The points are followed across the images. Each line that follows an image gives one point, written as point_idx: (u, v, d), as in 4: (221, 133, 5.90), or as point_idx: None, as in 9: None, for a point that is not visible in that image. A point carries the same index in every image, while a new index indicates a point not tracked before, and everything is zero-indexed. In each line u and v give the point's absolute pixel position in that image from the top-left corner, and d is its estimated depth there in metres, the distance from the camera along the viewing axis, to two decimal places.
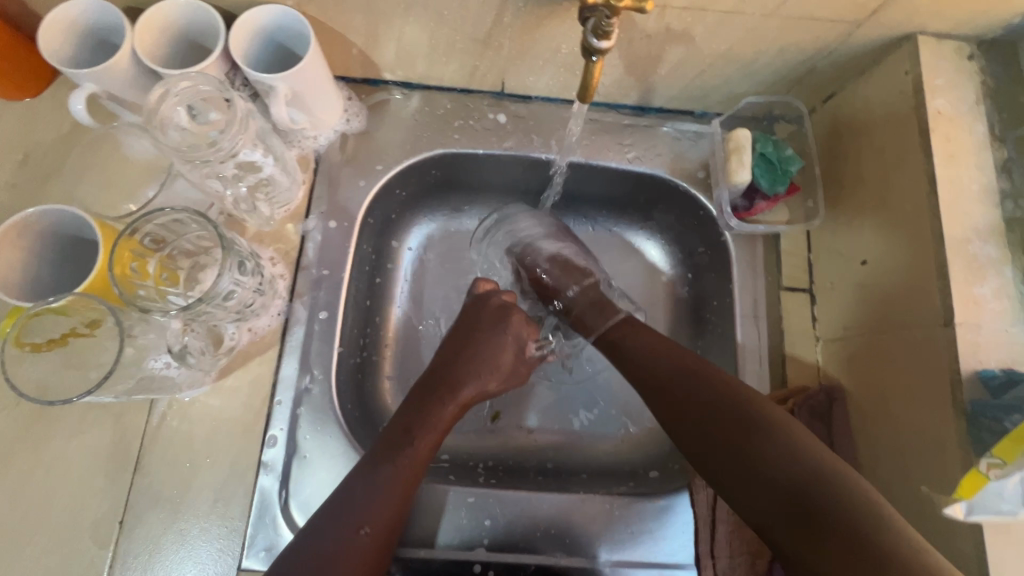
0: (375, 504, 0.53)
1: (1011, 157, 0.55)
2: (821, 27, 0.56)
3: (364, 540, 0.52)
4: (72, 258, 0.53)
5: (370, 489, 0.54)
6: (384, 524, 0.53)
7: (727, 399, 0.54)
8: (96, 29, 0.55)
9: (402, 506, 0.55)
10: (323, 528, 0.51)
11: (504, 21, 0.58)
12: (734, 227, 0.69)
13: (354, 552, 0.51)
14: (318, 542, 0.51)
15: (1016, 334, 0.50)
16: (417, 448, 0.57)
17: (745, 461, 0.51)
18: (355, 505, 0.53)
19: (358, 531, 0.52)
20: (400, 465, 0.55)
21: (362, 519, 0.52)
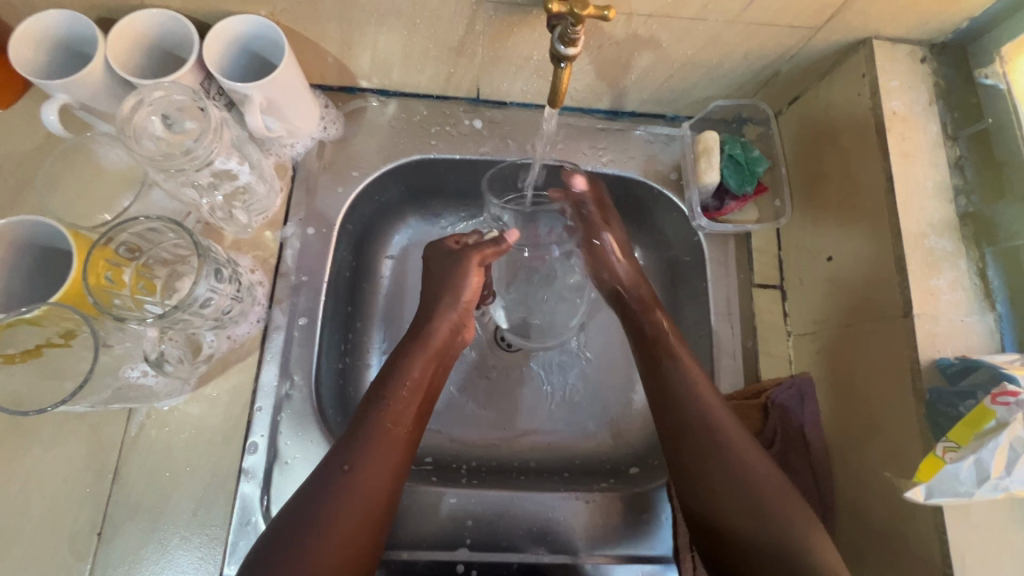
0: (362, 445, 0.53)
1: (964, 155, 0.58)
2: (781, 33, 0.58)
3: (350, 476, 0.51)
4: (45, 271, 0.53)
5: (357, 431, 0.54)
6: (378, 468, 0.52)
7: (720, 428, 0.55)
8: (68, 40, 0.55)
9: (401, 444, 0.55)
10: (315, 478, 0.52)
11: (475, 29, 0.59)
12: (705, 227, 0.70)
13: (347, 489, 0.51)
14: (311, 491, 0.51)
15: (971, 324, 0.52)
16: (400, 386, 0.58)
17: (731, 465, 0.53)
18: (346, 444, 0.53)
19: (342, 470, 0.52)
20: (391, 399, 0.56)
21: (349, 456, 0.52)
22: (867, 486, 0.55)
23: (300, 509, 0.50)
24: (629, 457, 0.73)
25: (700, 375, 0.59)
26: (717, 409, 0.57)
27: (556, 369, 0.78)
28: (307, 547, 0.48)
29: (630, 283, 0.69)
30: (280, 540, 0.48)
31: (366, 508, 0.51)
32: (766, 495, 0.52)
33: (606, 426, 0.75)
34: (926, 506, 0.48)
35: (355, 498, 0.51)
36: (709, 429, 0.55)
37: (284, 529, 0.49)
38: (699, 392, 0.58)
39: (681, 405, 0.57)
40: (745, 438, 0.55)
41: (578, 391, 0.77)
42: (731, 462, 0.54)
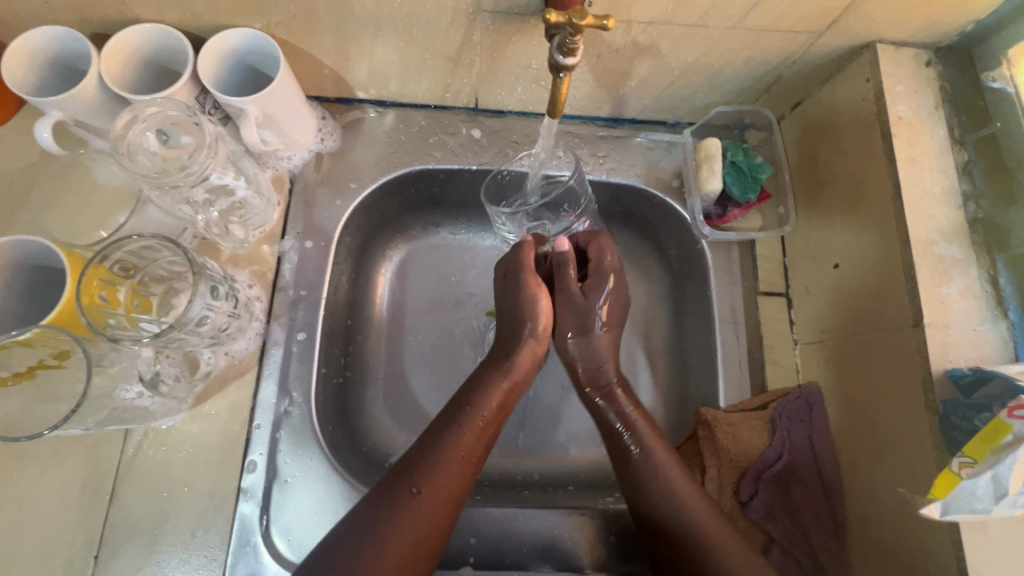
0: (431, 468, 0.53)
1: (972, 160, 0.57)
2: (784, 38, 0.57)
3: (417, 499, 0.51)
4: (39, 289, 0.52)
5: (425, 452, 0.54)
6: (440, 499, 0.52)
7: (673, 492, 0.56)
8: (62, 56, 0.55)
9: (466, 474, 0.54)
10: (381, 491, 0.52)
11: (473, 38, 0.59)
12: (708, 235, 0.69)
13: (412, 510, 0.50)
14: (376, 508, 0.50)
15: (984, 333, 0.51)
16: (474, 414, 0.57)
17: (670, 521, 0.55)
18: (416, 465, 0.53)
19: (410, 492, 0.51)
20: (467, 427, 0.56)
21: (416, 480, 0.52)
22: (877, 500, 0.54)
23: (359, 525, 0.49)
24: None
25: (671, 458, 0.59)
26: (678, 481, 0.57)
27: (560, 380, 0.76)
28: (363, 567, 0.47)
29: (593, 360, 0.66)
30: (331, 555, 0.48)
31: (428, 532, 0.51)
32: (707, 545, 0.53)
33: None
34: (942, 522, 0.46)
35: (419, 522, 0.50)
36: (675, 509, 0.55)
37: (332, 547, 0.49)
38: (659, 471, 0.58)
39: (655, 491, 0.57)
40: (686, 488, 0.56)
41: (581, 401, 0.76)
42: (653, 484, 0.57)
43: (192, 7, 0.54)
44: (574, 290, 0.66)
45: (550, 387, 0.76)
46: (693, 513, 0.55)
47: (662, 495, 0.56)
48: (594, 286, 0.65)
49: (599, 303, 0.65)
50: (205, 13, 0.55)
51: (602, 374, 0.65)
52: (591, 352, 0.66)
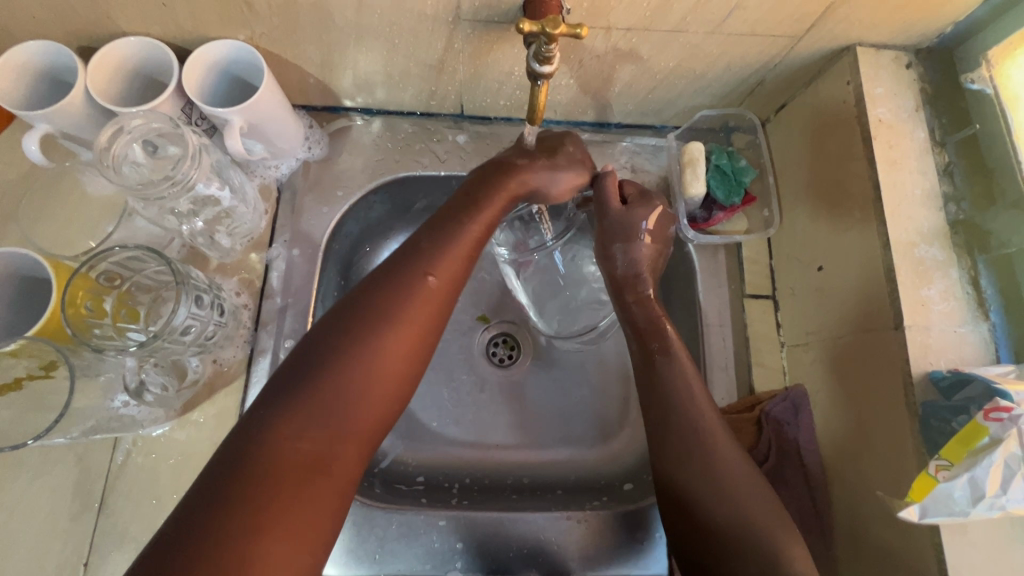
0: (440, 252, 0.50)
1: (953, 161, 0.57)
2: (763, 42, 0.58)
3: (429, 285, 0.48)
4: (26, 301, 0.53)
5: (436, 241, 0.51)
6: (435, 308, 0.48)
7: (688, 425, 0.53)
8: (51, 68, 0.55)
9: (463, 268, 0.51)
10: (399, 272, 0.48)
11: (455, 47, 0.59)
12: (693, 238, 0.69)
13: (422, 296, 0.48)
14: (392, 281, 0.48)
15: (965, 335, 0.51)
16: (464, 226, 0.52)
17: (685, 444, 0.53)
18: (424, 254, 0.50)
19: (426, 278, 0.48)
20: (471, 218, 0.52)
21: (429, 266, 0.49)
22: (862, 503, 0.54)
23: (373, 300, 0.47)
24: (623, 472, 0.72)
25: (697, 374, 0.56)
26: (704, 403, 0.54)
27: (549, 384, 0.76)
28: (378, 345, 0.45)
29: (632, 268, 0.60)
30: (338, 335, 0.45)
31: (431, 322, 0.48)
32: (723, 479, 0.51)
33: (600, 441, 0.74)
34: (922, 525, 0.46)
35: (423, 311, 0.47)
36: (689, 421, 0.54)
37: (343, 318, 0.46)
38: (681, 384, 0.55)
39: (671, 401, 0.55)
40: (710, 417, 0.54)
41: (569, 405, 0.75)
42: (674, 399, 0.55)
43: (176, 21, 0.55)
44: (614, 205, 0.59)
45: (539, 392, 0.76)
46: (705, 439, 0.53)
47: (689, 413, 0.54)
48: (633, 203, 0.60)
49: (644, 219, 0.59)
50: (190, 27, 0.56)
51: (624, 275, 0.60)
52: (619, 254, 0.60)
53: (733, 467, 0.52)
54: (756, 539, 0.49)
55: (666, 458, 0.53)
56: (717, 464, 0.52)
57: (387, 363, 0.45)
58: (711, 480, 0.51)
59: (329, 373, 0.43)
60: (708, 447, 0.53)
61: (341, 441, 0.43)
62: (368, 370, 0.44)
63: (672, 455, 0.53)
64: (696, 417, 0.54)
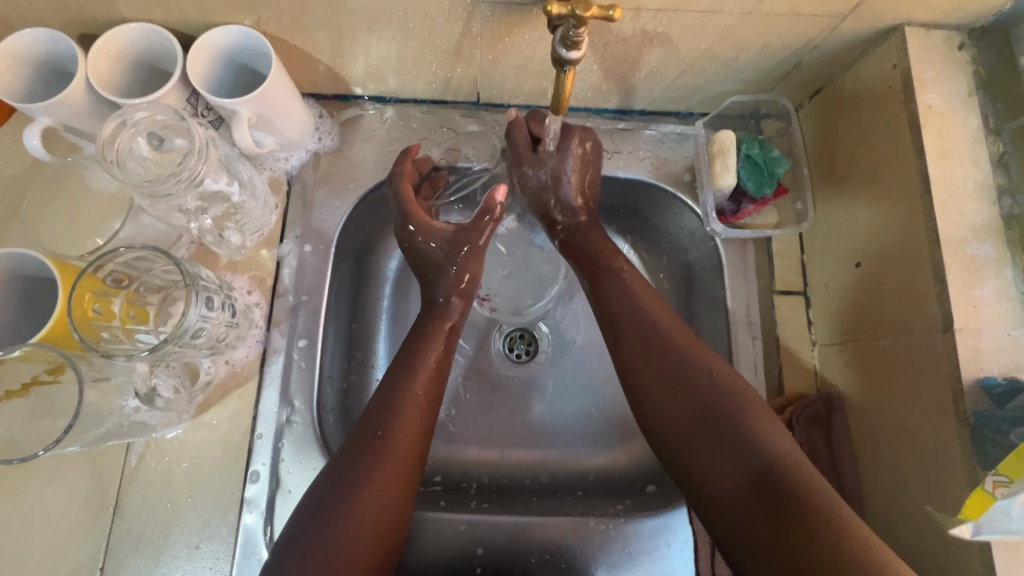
0: (389, 411, 0.53)
1: (1008, 151, 0.53)
2: (803, 23, 0.54)
3: (382, 446, 0.51)
4: (33, 304, 0.51)
5: (386, 402, 0.54)
6: (407, 456, 0.52)
7: (651, 328, 0.56)
8: (50, 58, 0.53)
9: (426, 418, 0.55)
10: (353, 444, 0.51)
11: (472, 31, 0.56)
12: (721, 233, 0.66)
13: (388, 456, 0.51)
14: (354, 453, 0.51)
15: (1019, 338, 0.48)
16: (424, 359, 0.58)
17: (653, 353, 0.55)
18: (376, 413, 0.53)
19: (375, 437, 0.52)
20: (418, 371, 0.57)
21: (378, 424, 0.52)
22: (899, 512, 0.52)
23: (340, 472, 0.50)
24: (645, 473, 0.70)
25: (643, 287, 0.60)
26: (658, 310, 0.58)
27: (568, 382, 0.74)
28: (354, 504, 0.48)
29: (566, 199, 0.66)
30: (319, 509, 0.48)
31: (402, 490, 0.51)
32: (700, 380, 0.52)
33: (621, 440, 0.72)
34: (972, 540, 0.44)
35: (392, 467, 0.51)
36: (640, 321, 0.57)
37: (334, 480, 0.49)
38: (640, 297, 0.59)
39: (626, 312, 0.58)
40: (676, 326, 0.57)
41: (591, 402, 0.73)
42: (637, 307, 0.58)
43: (179, 5, 0.52)
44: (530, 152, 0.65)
45: (558, 391, 0.74)
46: (672, 344, 0.55)
47: (651, 313, 0.57)
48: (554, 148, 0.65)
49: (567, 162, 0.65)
50: (193, 11, 0.52)
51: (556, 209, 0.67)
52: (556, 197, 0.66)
53: (711, 375, 0.53)
54: (761, 452, 0.47)
55: (630, 368, 0.56)
56: (688, 363, 0.53)
57: (364, 527, 0.48)
58: (681, 390, 0.52)
59: (311, 549, 0.46)
60: (678, 346, 0.55)
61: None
62: (340, 546, 0.46)
63: (632, 366, 0.56)
64: (663, 323, 0.57)
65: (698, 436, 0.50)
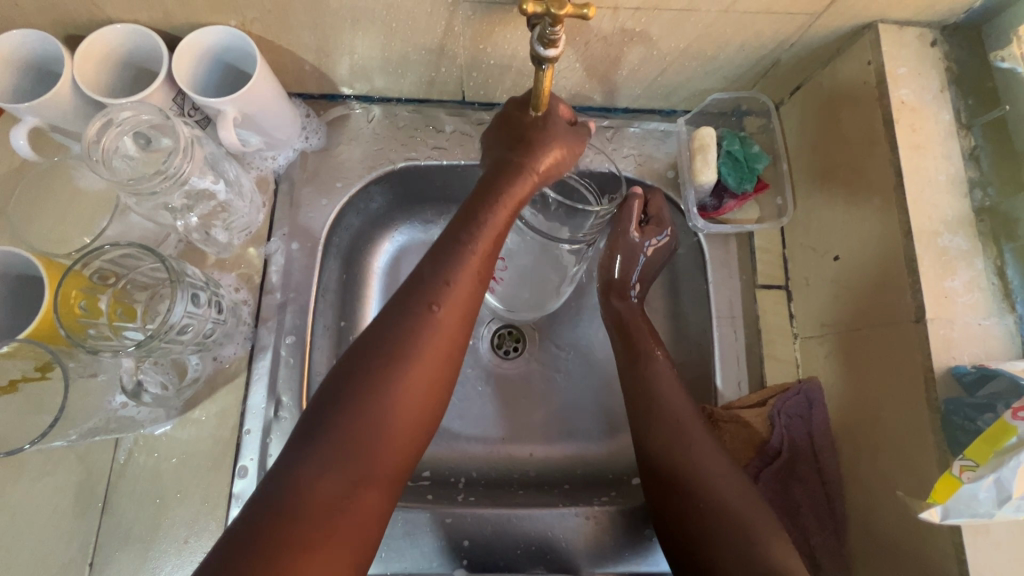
0: (448, 284, 0.47)
1: (979, 145, 0.54)
2: (779, 21, 0.55)
3: (436, 319, 0.46)
4: (19, 302, 0.51)
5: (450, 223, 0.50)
6: (448, 348, 0.47)
7: (671, 421, 0.58)
8: (38, 58, 0.53)
9: (475, 292, 0.49)
10: (398, 312, 0.46)
11: (455, 30, 0.57)
12: (702, 228, 0.67)
13: (438, 313, 0.46)
14: (401, 314, 0.46)
15: (990, 328, 0.49)
16: (475, 236, 0.50)
17: (670, 446, 0.57)
18: (429, 275, 0.48)
19: (430, 308, 0.46)
20: (473, 250, 0.50)
21: (433, 295, 0.47)
22: (877, 501, 0.53)
23: (378, 347, 0.45)
24: (632, 466, 0.70)
25: (672, 377, 0.62)
26: (679, 402, 0.59)
27: (555, 377, 0.75)
28: (392, 381, 0.44)
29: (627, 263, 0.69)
30: (347, 384, 0.44)
31: (446, 365, 0.47)
32: (712, 480, 0.54)
33: (608, 434, 0.73)
34: (943, 525, 0.45)
35: (435, 349, 0.46)
36: (669, 421, 0.58)
37: (370, 356, 0.44)
38: (662, 388, 0.61)
39: (652, 398, 0.60)
40: (694, 417, 0.58)
41: (577, 397, 0.74)
42: (656, 399, 0.60)
43: (164, 7, 0.52)
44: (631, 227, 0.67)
45: (546, 386, 0.75)
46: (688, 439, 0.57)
47: (673, 408, 0.59)
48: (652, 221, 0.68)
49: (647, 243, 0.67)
50: (177, 12, 0.53)
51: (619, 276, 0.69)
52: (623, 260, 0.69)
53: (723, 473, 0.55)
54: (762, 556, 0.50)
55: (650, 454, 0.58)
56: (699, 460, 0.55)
57: (406, 417, 0.44)
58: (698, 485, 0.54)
59: (331, 430, 0.42)
60: (694, 442, 0.57)
61: (365, 486, 0.42)
62: (380, 425, 0.43)
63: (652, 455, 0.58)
64: (681, 415, 0.58)
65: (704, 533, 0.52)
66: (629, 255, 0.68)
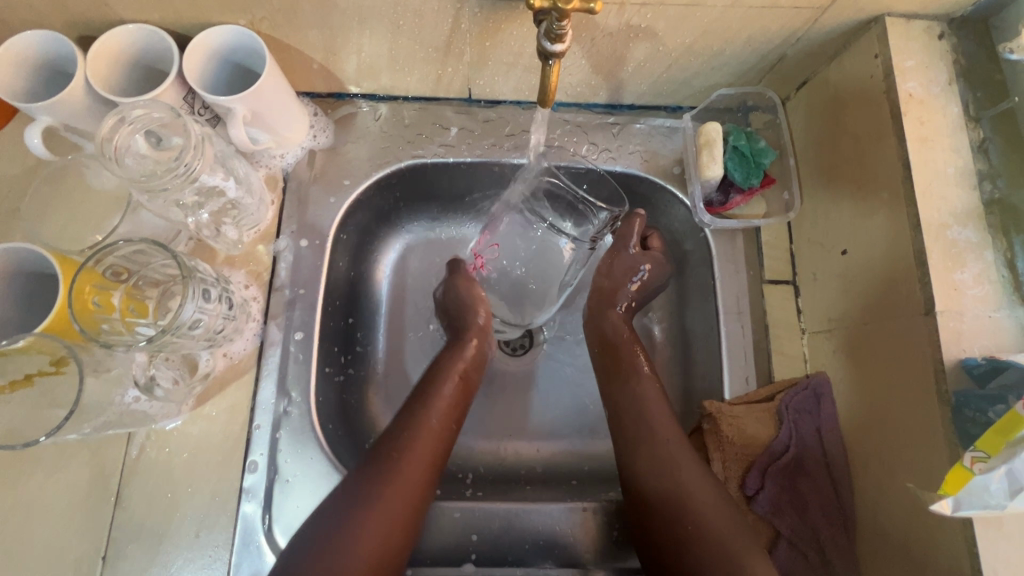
0: (414, 439, 0.57)
1: (988, 138, 0.54)
2: (785, 15, 0.55)
3: (402, 472, 0.54)
4: (34, 297, 0.52)
5: (407, 426, 0.58)
6: (423, 456, 0.56)
7: (655, 442, 0.58)
8: (50, 59, 0.54)
9: (438, 447, 0.58)
10: (368, 464, 0.55)
11: (461, 27, 0.57)
12: (709, 223, 0.67)
13: (400, 480, 0.54)
14: (367, 474, 0.54)
15: (1000, 320, 0.49)
16: (431, 418, 0.59)
17: (654, 468, 0.57)
18: (394, 437, 0.57)
19: (393, 458, 0.55)
20: (422, 431, 0.57)
21: (400, 450, 0.55)
22: (886, 494, 0.53)
23: (355, 488, 0.53)
24: None
25: (657, 398, 0.62)
26: (663, 423, 0.60)
27: (562, 373, 0.75)
28: (357, 527, 0.50)
29: (621, 275, 0.69)
30: (334, 517, 0.51)
31: (415, 497, 0.54)
32: (697, 501, 0.54)
33: None
34: (954, 517, 0.45)
35: (401, 496, 0.53)
36: (651, 440, 0.58)
37: (342, 501, 0.52)
38: (647, 409, 0.61)
39: (635, 419, 0.61)
40: (677, 439, 0.58)
41: (583, 393, 0.74)
42: (640, 420, 0.60)
43: (175, 6, 0.53)
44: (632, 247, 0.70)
45: (553, 382, 0.75)
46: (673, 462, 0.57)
47: (656, 429, 0.59)
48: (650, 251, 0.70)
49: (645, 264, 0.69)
50: (188, 11, 0.54)
51: (611, 288, 0.70)
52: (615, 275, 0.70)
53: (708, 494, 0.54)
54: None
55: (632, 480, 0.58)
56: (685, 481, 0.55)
57: (377, 542, 0.50)
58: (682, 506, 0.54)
59: (316, 559, 0.48)
60: (678, 464, 0.56)
61: (347, 574, 0.48)
62: (354, 552, 0.49)
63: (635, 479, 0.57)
64: (664, 437, 0.58)
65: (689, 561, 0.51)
66: (624, 268, 0.69)
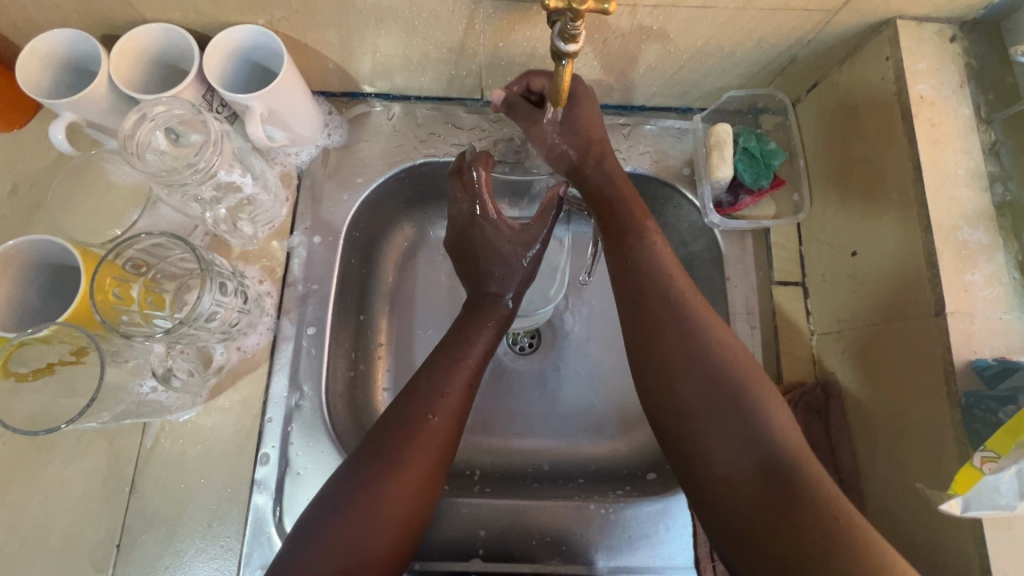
0: (441, 396, 0.55)
1: (1000, 140, 0.54)
2: (796, 17, 0.55)
3: (431, 430, 0.53)
4: (56, 288, 0.53)
5: (435, 385, 0.56)
6: (449, 418, 0.54)
7: (715, 369, 0.49)
8: (74, 58, 0.55)
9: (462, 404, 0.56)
10: (394, 419, 0.53)
11: (475, 28, 0.58)
12: (718, 224, 0.67)
13: (425, 437, 0.53)
14: (392, 431, 0.52)
15: (1011, 322, 0.49)
16: (456, 380, 0.57)
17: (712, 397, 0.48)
18: (423, 395, 0.55)
19: (427, 419, 0.53)
20: (449, 392, 0.56)
21: (430, 407, 0.54)
22: (895, 495, 0.53)
23: (376, 450, 0.51)
24: (646, 462, 0.71)
25: (712, 319, 0.53)
26: (723, 351, 0.50)
27: (569, 372, 0.75)
28: (380, 492, 0.49)
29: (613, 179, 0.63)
30: (347, 488, 0.50)
31: (439, 455, 0.53)
32: (764, 431, 0.46)
33: (622, 429, 0.73)
34: (963, 517, 0.45)
35: (427, 449, 0.52)
36: (709, 373, 0.49)
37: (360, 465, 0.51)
38: (701, 337, 0.51)
39: (681, 343, 0.51)
40: (744, 367, 0.50)
41: (591, 392, 0.75)
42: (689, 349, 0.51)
43: (197, 6, 0.54)
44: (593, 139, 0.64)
45: (560, 380, 0.75)
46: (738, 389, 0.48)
47: (713, 354, 0.50)
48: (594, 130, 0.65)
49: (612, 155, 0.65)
50: (209, 11, 0.55)
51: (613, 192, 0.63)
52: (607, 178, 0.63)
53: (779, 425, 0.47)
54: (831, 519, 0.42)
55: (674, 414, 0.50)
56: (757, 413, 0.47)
57: (400, 507, 0.49)
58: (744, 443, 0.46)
59: (323, 541, 0.47)
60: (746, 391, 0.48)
61: (361, 544, 0.47)
62: (377, 516, 0.48)
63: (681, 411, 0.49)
64: (727, 366, 0.49)
65: (753, 486, 0.45)
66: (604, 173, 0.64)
